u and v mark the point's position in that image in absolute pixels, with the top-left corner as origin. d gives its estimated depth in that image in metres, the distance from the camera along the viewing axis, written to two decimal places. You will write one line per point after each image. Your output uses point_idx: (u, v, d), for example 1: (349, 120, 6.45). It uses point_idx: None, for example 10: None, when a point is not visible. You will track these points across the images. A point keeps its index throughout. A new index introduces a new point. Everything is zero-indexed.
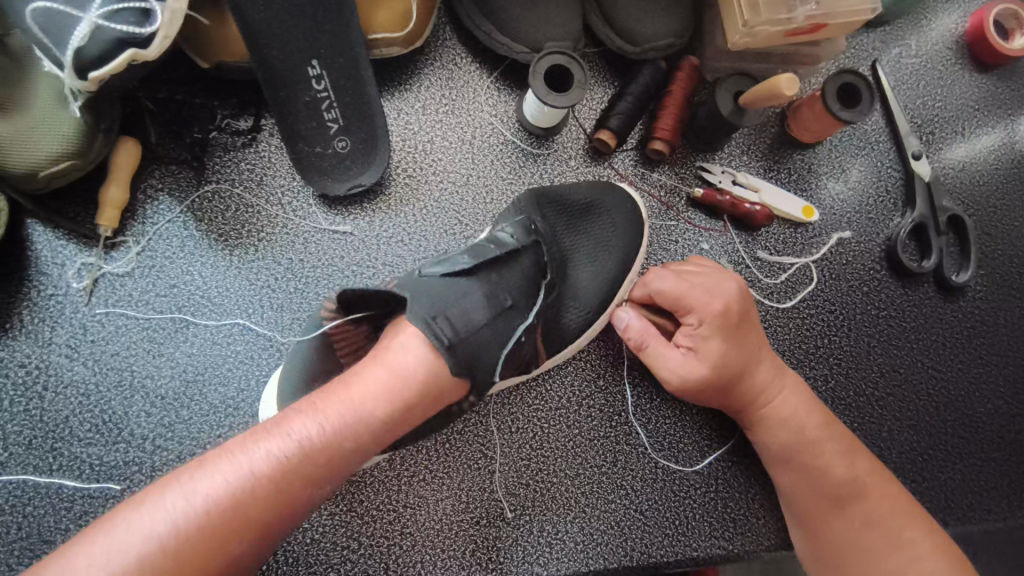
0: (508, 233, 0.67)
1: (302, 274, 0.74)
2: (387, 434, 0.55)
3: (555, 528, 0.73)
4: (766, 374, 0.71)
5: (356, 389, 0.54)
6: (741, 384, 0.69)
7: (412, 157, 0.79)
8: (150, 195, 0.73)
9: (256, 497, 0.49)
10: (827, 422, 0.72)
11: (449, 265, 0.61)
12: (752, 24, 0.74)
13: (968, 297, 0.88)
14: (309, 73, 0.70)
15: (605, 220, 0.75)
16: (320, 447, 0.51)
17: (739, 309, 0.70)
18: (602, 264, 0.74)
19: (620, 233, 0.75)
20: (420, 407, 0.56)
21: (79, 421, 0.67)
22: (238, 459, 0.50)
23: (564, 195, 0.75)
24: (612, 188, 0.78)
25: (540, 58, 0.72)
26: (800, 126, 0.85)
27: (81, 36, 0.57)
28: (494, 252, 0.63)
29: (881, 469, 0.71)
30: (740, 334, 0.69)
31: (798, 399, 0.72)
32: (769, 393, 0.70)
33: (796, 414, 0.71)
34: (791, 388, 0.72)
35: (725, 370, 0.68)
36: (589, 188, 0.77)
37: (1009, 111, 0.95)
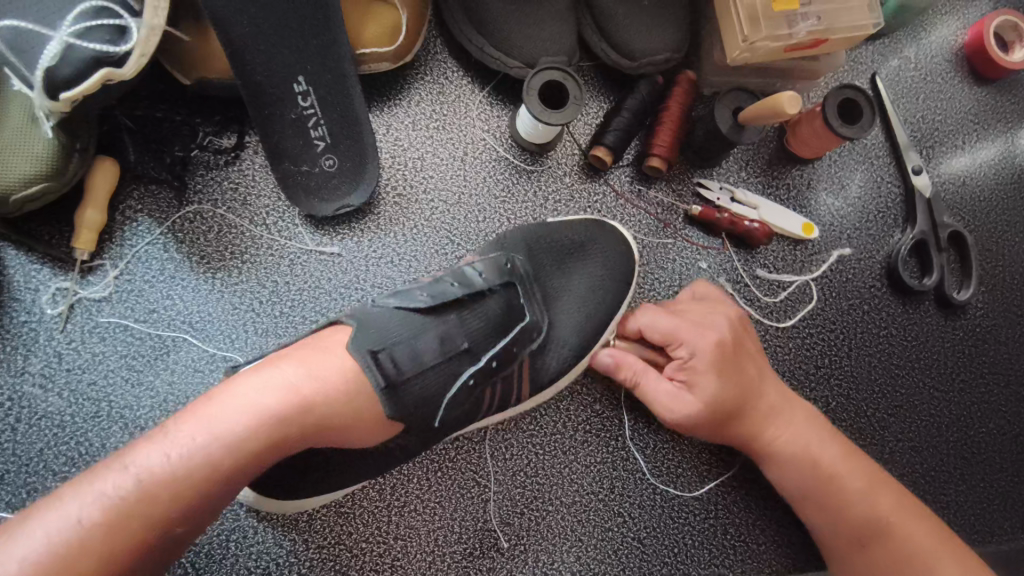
0: (477, 269, 0.65)
1: (288, 297, 0.71)
2: (268, 455, 0.49)
3: (551, 558, 0.71)
4: (769, 405, 0.68)
5: (229, 400, 0.49)
6: (737, 421, 0.67)
7: (402, 175, 0.76)
8: (129, 216, 0.70)
9: (121, 526, 0.43)
10: (843, 448, 0.67)
11: (405, 297, 0.59)
12: (752, 40, 0.72)
13: (969, 314, 0.87)
14: (295, 89, 0.68)
15: (595, 252, 0.74)
16: (184, 470, 0.45)
17: (734, 338, 0.68)
18: (596, 292, 0.73)
19: (615, 267, 0.74)
20: (307, 424, 0.51)
21: (54, 455, 0.64)
22: (99, 481, 0.44)
23: (554, 234, 0.74)
24: (607, 228, 0.76)
25: (534, 74, 0.70)
26: (798, 141, 0.83)
27: (52, 54, 0.54)
28: (456, 291, 0.61)
29: (905, 496, 0.66)
30: (735, 369, 0.66)
31: (808, 432, 0.67)
32: (774, 424, 0.67)
33: (809, 445, 0.67)
34: (795, 417, 0.68)
35: (722, 403, 0.65)
36: (580, 228, 0.75)
37: (1009, 124, 0.93)
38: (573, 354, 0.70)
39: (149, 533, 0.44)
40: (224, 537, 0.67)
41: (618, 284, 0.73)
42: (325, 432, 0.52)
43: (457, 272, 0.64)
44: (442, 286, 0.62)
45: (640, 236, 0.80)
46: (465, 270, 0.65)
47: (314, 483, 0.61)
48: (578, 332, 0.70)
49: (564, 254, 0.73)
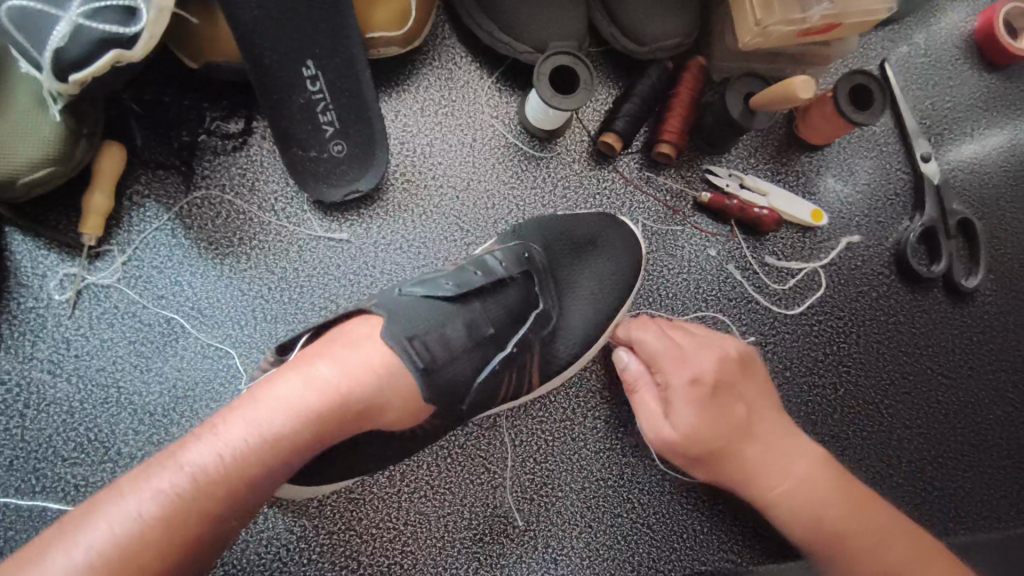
0: (497, 259, 0.65)
1: (296, 283, 0.71)
2: (312, 448, 0.50)
3: (561, 544, 0.71)
4: (765, 447, 0.63)
5: (271, 397, 0.49)
6: (724, 454, 0.63)
7: (410, 161, 0.76)
8: (137, 200, 0.70)
9: (176, 520, 0.44)
10: (855, 504, 0.61)
11: (429, 285, 0.59)
12: (765, 23, 0.72)
13: (977, 301, 0.87)
14: (304, 73, 0.67)
15: (608, 245, 0.74)
16: (234, 466, 0.46)
17: (725, 369, 0.65)
18: (605, 287, 0.72)
19: (625, 263, 0.73)
20: (348, 416, 0.51)
21: (63, 440, 0.64)
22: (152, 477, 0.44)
23: (569, 227, 0.73)
24: (620, 224, 0.75)
25: (545, 58, 0.70)
26: (808, 127, 0.83)
27: (61, 35, 0.54)
28: (479, 281, 0.61)
29: (923, 556, 0.59)
30: (719, 399, 0.63)
31: (812, 472, 0.62)
32: (769, 469, 0.62)
33: (812, 495, 0.61)
34: (796, 461, 0.63)
35: (702, 436, 0.62)
36: (594, 222, 0.74)
37: (1017, 111, 0.93)
38: (584, 340, 0.69)
39: (203, 527, 0.45)
40: None
41: (628, 268, 0.73)
42: (365, 422, 0.53)
43: (478, 261, 0.64)
44: (465, 276, 0.62)
45: (649, 222, 0.80)
46: (486, 260, 0.64)
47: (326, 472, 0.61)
48: (589, 318, 0.70)
49: (576, 246, 0.73)
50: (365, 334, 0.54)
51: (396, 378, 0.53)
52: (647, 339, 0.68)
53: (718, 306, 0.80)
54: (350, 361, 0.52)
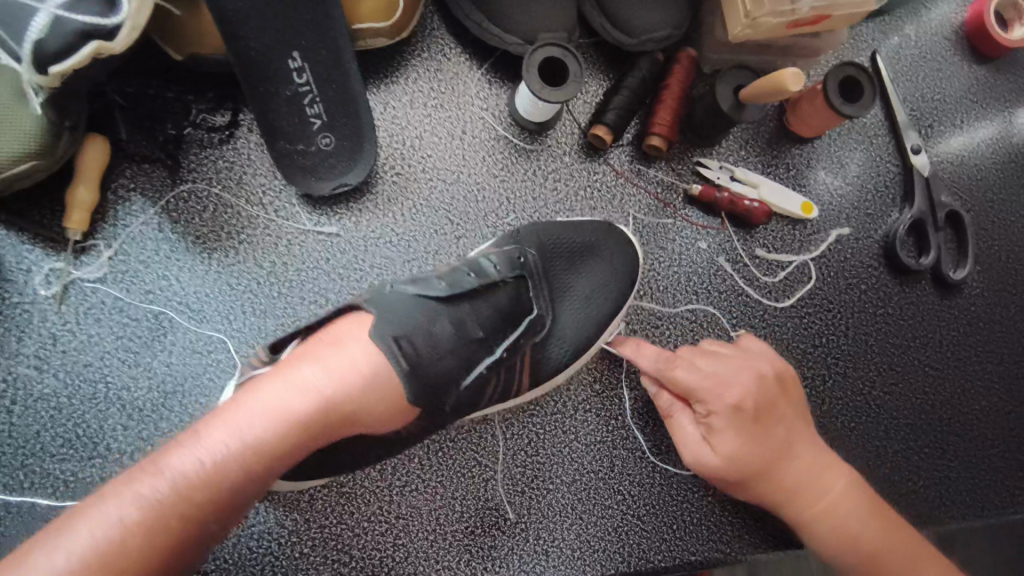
0: (492, 262, 0.65)
1: (285, 277, 0.70)
2: (297, 453, 0.50)
3: (552, 536, 0.72)
4: (806, 471, 0.65)
5: (258, 401, 0.49)
6: (763, 482, 0.64)
7: (400, 154, 0.75)
8: (123, 194, 0.69)
9: (160, 523, 0.44)
10: (887, 528, 0.64)
11: (422, 285, 0.59)
12: (755, 15, 0.72)
13: (965, 293, 0.87)
14: (290, 65, 0.66)
15: (605, 253, 0.73)
16: (216, 472, 0.46)
17: (763, 394, 0.66)
18: (600, 280, 0.72)
19: (620, 270, 0.73)
20: (331, 422, 0.52)
21: (51, 436, 0.64)
22: (136, 481, 0.45)
23: (566, 233, 0.72)
24: (615, 233, 0.74)
25: (535, 50, 0.69)
26: (799, 119, 0.83)
27: (40, 27, 0.53)
28: (471, 283, 0.61)
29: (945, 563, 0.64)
30: (758, 428, 0.64)
31: (849, 501, 0.64)
32: (813, 490, 0.64)
33: (848, 525, 0.63)
34: (831, 483, 0.65)
35: (747, 460, 0.64)
36: (592, 232, 0.73)
37: (1007, 102, 0.93)
38: (574, 333, 0.70)
39: (187, 531, 0.45)
40: None
41: (620, 263, 0.73)
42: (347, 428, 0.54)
43: (472, 263, 0.64)
44: (458, 277, 0.61)
45: (640, 215, 0.80)
46: (480, 263, 0.64)
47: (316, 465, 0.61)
48: (579, 312, 0.70)
49: (574, 251, 0.72)
50: (350, 339, 0.55)
51: (383, 385, 0.54)
52: (685, 360, 0.68)
53: (709, 298, 0.80)
54: (334, 367, 0.52)
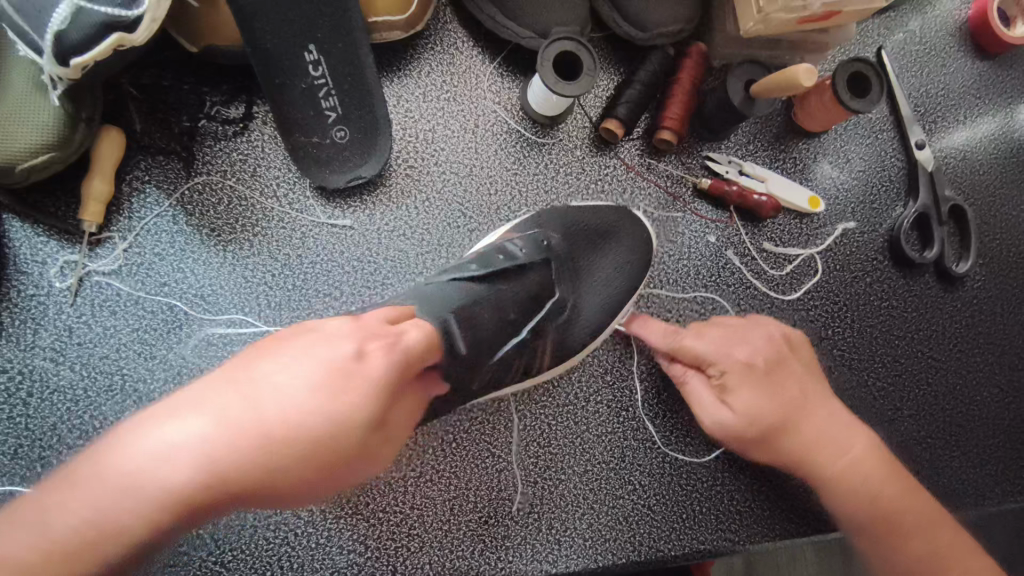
0: (518, 244, 0.66)
1: (300, 270, 0.71)
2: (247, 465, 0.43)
3: (564, 526, 0.73)
4: (823, 430, 0.67)
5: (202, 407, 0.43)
6: (779, 438, 0.67)
7: (413, 147, 0.76)
8: (137, 186, 0.69)
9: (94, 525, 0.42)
10: (898, 488, 0.66)
11: (455, 271, 0.62)
12: (767, 11, 0.72)
13: (967, 287, 0.89)
14: (306, 58, 0.67)
15: (623, 238, 0.73)
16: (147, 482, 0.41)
17: (771, 360, 0.68)
18: (615, 274, 0.72)
19: (638, 251, 0.74)
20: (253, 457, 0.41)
21: (68, 428, 0.64)
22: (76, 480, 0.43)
23: (588, 218, 0.73)
24: (633, 217, 0.75)
25: (549, 44, 0.70)
26: (807, 114, 0.84)
27: (61, 18, 0.53)
28: (501, 263, 0.63)
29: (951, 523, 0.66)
30: (770, 385, 0.67)
31: (861, 456, 0.67)
32: (828, 451, 0.66)
33: (863, 478, 0.66)
34: (849, 442, 0.67)
35: (762, 417, 0.66)
36: (613, 216, 0.74)
37: (1009, 98, 0.94)
38: (588, 325, 0.70)
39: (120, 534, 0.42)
40: (241, 508, 0.67)
41: (633, 255, 0.73)
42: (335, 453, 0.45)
43: (499, 247, 0.65)
44: (488, 258, 0.64)
45: (650, 209, 0.81)
46: (507, 246, 0.66)
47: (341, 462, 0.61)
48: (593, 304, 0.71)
49: (592, 236, 0.73)
50: (367, 347, 0.47)
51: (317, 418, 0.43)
52: (688, 331, 0.70)
53: (717, 291, 0.81)
54: (337, 383, 0.44)
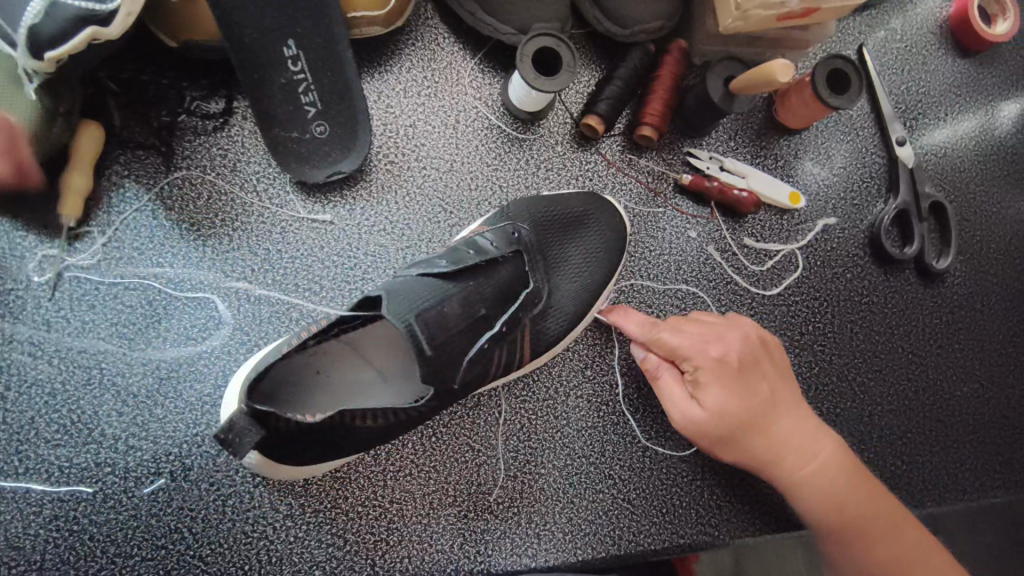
0: (487, 238, 0.66)
1: (280, 264, 0.71)
2: None
3: (544, 520, 0.73)
4: (792, 430, 0.67)
5: None
6: (748, 437, 0.67)
7: (394, 142, 0.76)
8: (116, 181, 0.69)
9: None
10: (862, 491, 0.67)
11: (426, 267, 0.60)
12: (745, 7, 0.73)
13: (947, 282, 0.89)
14: (285, 53, 0.67)
15: (596, 226, 0.74)
16: None
17: (747, 359, 0.69)
18: (587, 264, 0.73)
19: (610, 238, 0.75)
20: None
21: (46, 422, 0.64)
22: None
23: (556, 205, 0.74)
24: (604, 203, 0.76)
25: (529, 39, 0.70)
26: (787, 111, 0.84)
27: (35, 11, 0.53)
28: (473, 257, 0.63)
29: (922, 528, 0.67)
30: (742, 383, 0.67)
31: (830, 459, 0.67)
32: (794, 452, 0.67)
33: (832, 482, 0.67)
34: (817, 445, 0.68)
35: (730, 416, 0.66)
36: (583, 205, 0.74)
37: (988, 96, 0.95)
38: (566, 318, 0.71)
39: None
40: (220, 502, 0.66)
41: (611, 248, 0.74)
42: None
43: (470, 241, 0.65)
44: (459, 254, 0.63)
45: (631, 204, 0.81)
46: (477, 240, 0.65)
47: (324, 456, 0.61)
48: (570, 298, 0.72)
49: (566, 222, 0.73)
50: None
51: None
52: (666, 325, 0.71)
53: (698, 287, 0.82)
54: None
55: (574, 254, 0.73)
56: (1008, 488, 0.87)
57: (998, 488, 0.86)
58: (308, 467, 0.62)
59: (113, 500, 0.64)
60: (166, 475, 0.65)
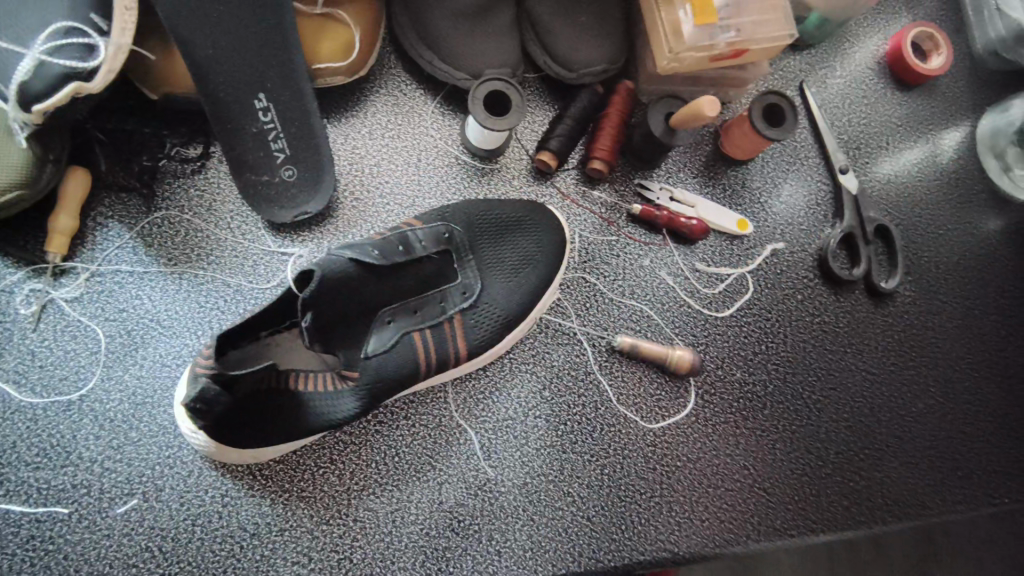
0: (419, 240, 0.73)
1: (252, 294, 0.76)
2: None
3: (505, 537, 0.75)
4: None
5: None
6: None
7: (360, 181, 0.82)
8: (100, 222, 0.75)
9: None
10: None
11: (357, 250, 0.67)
12: (677, 50, 0.78)
13: (896, 302, 0.93)
14: (256, 105, 0.73)
15: (531, 230, 0.79)
16: None
17: None
18: (528, 262, 0.77)
19: (546, 243, 0.79)
20: None
21: (27, 446, 0.68)
22: None
23: (493, 209, 0.78)
24: (547, 213, 0.80)
25: (481, 84, 0.76)
26: (731, 144, 0.90)
27: (24, 71, 0.60)
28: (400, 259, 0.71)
29: None
30: None
31: None
32: None
33: None
34: None
35: None
36: (520, 206, 0.80)
37: (928, 126, 1.01)
38: (503, 316, 0.75)
39: None
40: (190, 521, 0.69)
41: (548, 247, 0.78)
42: None
43: (402, 236, 0.72)
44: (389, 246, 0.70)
45: (586, 234, 0.86)
46: (408, 237, 0.73)
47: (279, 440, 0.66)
48: (503, 297, 0.76)
49: (502, 227, 0.78)
50: None
51: None
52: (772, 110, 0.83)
53: (651, 312, 0.86)
54: None
55: (510, 256, 0.77)
56: (969, 504, 0.88)
57: (959, 504, 0.88)
58: (254, 450, 0.66)
59: (86, 521, 0.67)
60: (138, 496, 0.69)
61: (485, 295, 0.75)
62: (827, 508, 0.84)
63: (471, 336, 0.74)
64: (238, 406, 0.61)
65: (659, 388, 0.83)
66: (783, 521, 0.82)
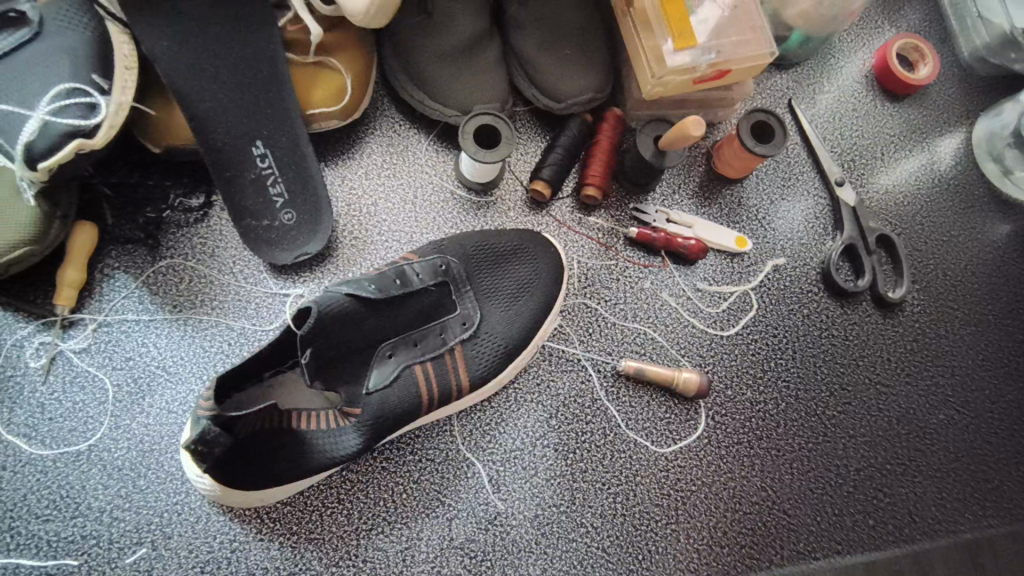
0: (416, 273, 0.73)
1: (255, 336, 0.77)
2: None
3: (518, 572, 0.73)
4: None
5: None
6: None
7: (358, 220, 0.83)
8: (107, 273, 0.77)
9: None
10: None
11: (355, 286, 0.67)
12: (659, 75, 0.80)
13: (905, 312, 0.92)
14: (253, 152, 0.75)
15: (528, 258, 0.79)
16: None
17: None
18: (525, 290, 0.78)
19: (543, 270, 0.79)
20: None
21: (37, 499, 0.69)
22: None
23: (489, 239, 0.79)
24: (543, 241, 0.81)
25: (470, 119, 0.78)
26: (724, 163, 0.90)
27: (31, 131, 0.64)
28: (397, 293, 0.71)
29: None
30: None
31: None
32: None
33: None
34: None
35: None
36: (516, 236, 0.80)
37: (922, 135, 1.01)
38: (504, 346, 0.75)
39: None
40: (199, 568, 0.69)
41: (545, 274, 0.79)
42: None
43: (400, 269, 0.72)
44: (386, 280, 0.71)
45: (584, 260, 0.87)
46: (404, 270, 0.73)
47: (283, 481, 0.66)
48: (503, 326, 0.76)
49: (497, 257, 0.78)
50: None
51: None
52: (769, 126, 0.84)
53: (655, 334, 0.85)
54: None
55: (508, 285, 0.78)
56: (1003, 517, 0.85)
57: (991, 518, 0.84)
58: (260, 492, 0.66)
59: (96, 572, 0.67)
60: (146, 544, 0.68)
61: (485, 325, 0.75)
62: (851, 527, 0.81)
63: (473, 368, 0.74)
64: (241, 447, 0.61)
65: (668, 411, 0.82)
66: (806, 543, 0.79)
